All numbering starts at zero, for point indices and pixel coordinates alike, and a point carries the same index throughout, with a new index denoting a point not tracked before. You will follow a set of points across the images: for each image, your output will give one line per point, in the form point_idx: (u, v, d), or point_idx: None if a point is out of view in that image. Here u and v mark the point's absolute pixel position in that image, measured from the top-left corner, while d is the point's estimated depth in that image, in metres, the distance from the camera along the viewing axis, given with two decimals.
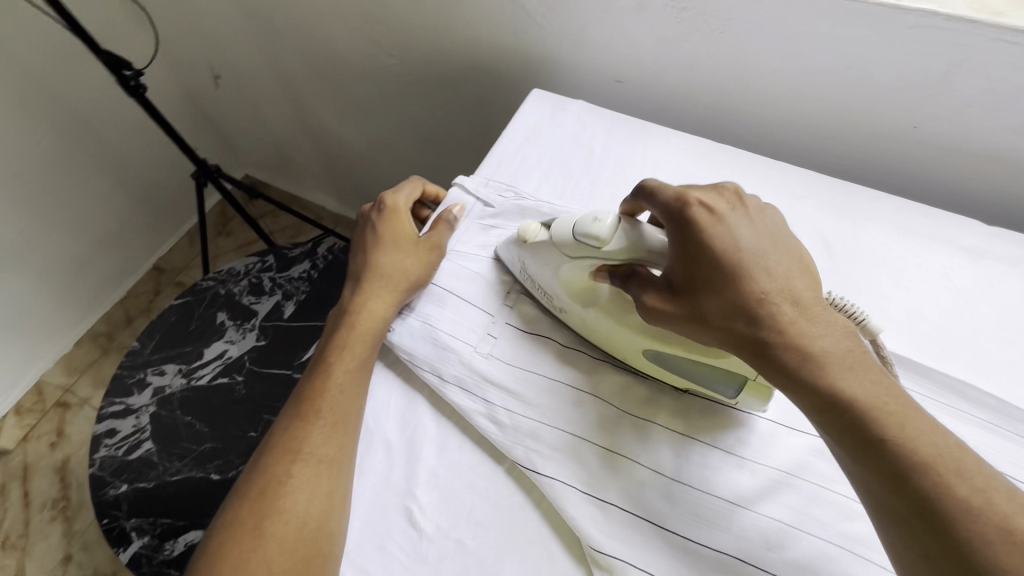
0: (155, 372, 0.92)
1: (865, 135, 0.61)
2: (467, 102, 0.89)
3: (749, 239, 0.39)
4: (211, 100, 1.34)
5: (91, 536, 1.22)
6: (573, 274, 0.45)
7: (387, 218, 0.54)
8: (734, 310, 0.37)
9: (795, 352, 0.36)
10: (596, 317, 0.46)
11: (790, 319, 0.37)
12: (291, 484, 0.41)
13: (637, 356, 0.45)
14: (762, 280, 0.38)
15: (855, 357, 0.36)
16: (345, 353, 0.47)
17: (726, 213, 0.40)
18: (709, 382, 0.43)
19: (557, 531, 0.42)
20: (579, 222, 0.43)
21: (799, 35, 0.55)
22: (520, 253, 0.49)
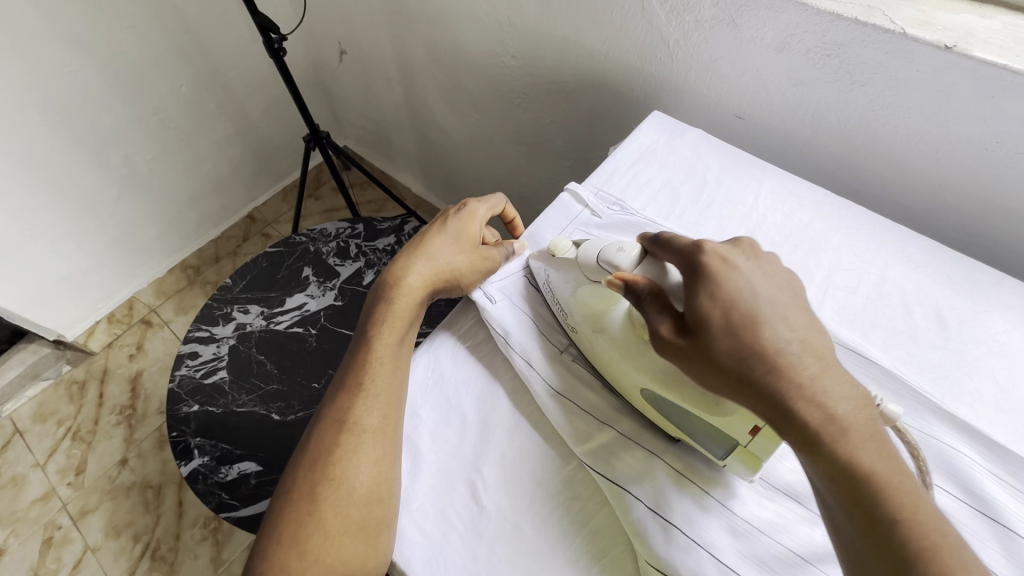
0: (240, 309, 0.99)
1: (999, 215, 0.57)
2: (578, 112, 0.91)
3: (763, 290, 0.38)
4: (332, 72, 1.43)
5: (147, 446, 1.32)
6: (590, 298, 0.47)
7: (460, 217, 0.56)
8: (748, 354, 0.36)
9: (819, 409, 0.35)
10: (603, 345, 0.46)
11: (811, 376, 0.35)
12: (342, 452, 0.44)
13: (634, 393, 0.45)
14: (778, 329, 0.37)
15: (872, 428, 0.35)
16: (386, 330, 0.49)
17: (740, 263, 0.39)
18: (703, 435, 0.43)
19: (614, 539, 0.42)
20: (605, 248, 0.45)
21: (948, 99, 0.53)
22: (546, 265, 0.51)
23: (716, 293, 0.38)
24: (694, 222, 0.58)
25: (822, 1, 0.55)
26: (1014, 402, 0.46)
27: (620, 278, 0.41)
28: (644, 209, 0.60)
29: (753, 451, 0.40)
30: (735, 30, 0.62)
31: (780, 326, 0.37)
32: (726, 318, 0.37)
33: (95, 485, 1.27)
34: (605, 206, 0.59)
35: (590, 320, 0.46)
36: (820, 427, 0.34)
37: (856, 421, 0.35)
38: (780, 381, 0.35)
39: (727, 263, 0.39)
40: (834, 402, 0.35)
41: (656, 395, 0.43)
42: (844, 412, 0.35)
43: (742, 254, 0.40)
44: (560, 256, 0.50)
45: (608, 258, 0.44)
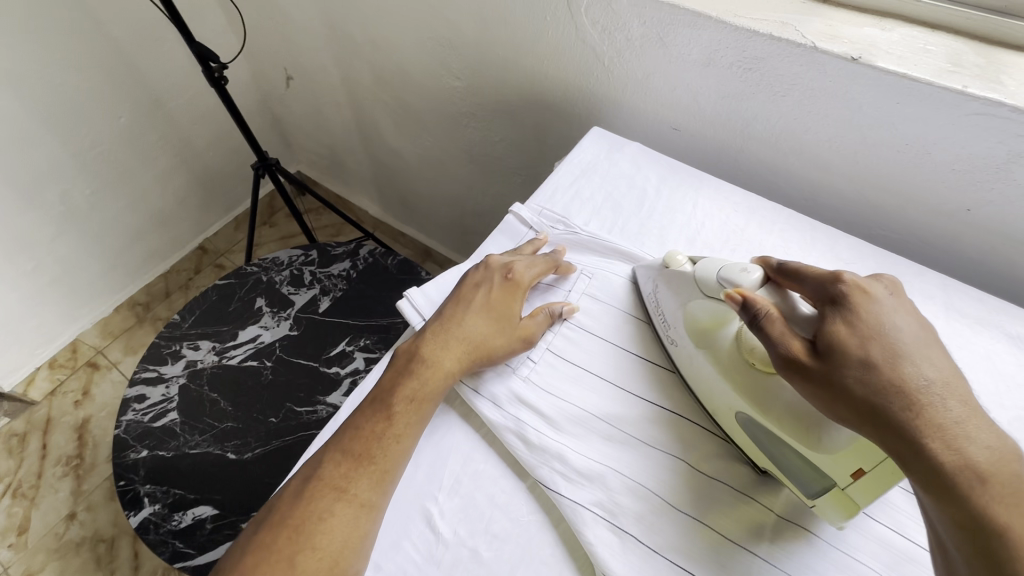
0: (190, 346, 0.95)
1: (915, 210, 0.61)
2: (524, 129, 0.92)
3: (906, 330, 0.37)
4: (279, 98, 1.41)
5: (97, 497, 1.24)
6: (705, 314, 0.46)
7: (505, 288, 0.52)
8: (879, 391, 0.34)
9: (949, 453, 0.32)
10: (707, 365, 0.45)
11: (950, 419, 0.33)
12: (332, 525, 0.40)
13: (730, 421, 0.44)
14: (917, 366, 0.35)
15: (1018, 486, 0.31)
16: (408, 402, 0.45)
17: (882, 296, 0.39)
18: (797, 473, 0.41)
19: (572, 556, 0.42)
20: (727, 267, 0.44)
21: (859, 106, 0.57)
22: (658, 279, 0.51)
23: (854, 322, 0.37)
24: (637, 233, 0.60)
25: (738, 19, 0.58)
26: None
27: (739, 295, 0.40)
28: (588, 224, 0.61)
29: (848, 495, 0.38)
30: (663, 48, 0.65)
31: (921, 362, 0.35)
32: (866, 351, 0.36)
33: (40, 545, 1.18)
34: (548, 225, 0.60)
35: (698, 339, 0.46)
36: (950, 471, 0.32)
37: (995, 466, 0.32)
38: (915, 417, 0.33)
39: (869, 295, 0.38)
40: (972, 447, 0.32)
41: (754, 421, 0.42)
42: (984, 457, 0.32)
43: (884, 288, 0.39)
44: (673, 270, 0.49)
45: (727, 277, 0.43)
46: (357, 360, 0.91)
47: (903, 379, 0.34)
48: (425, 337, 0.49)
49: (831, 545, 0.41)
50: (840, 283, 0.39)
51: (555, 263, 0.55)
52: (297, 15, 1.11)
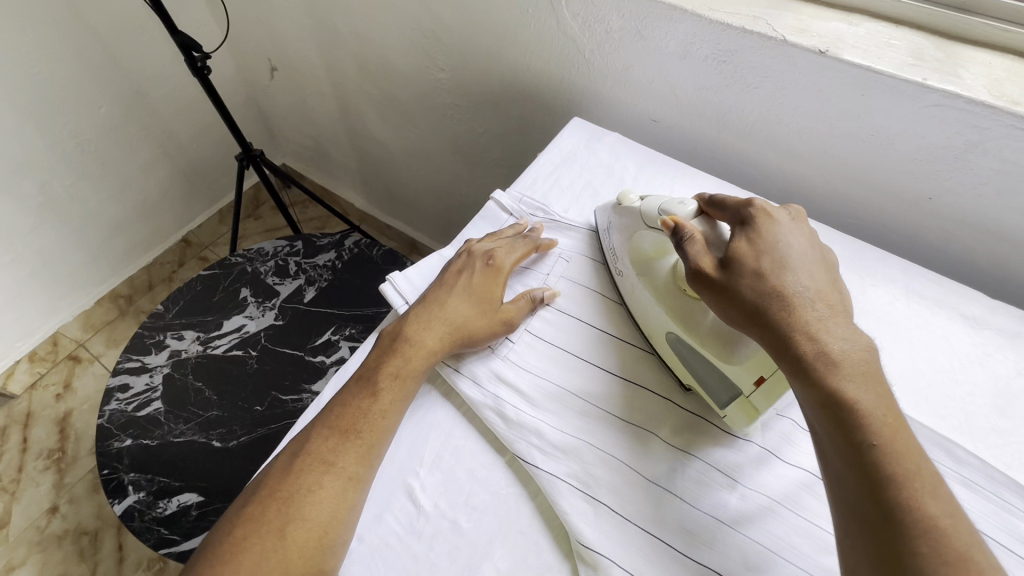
0: (174, 336, 0.95)
1: (880, 199, 0.64)
2: (508, 121, 0.94)
3: (797, 247, 0.43)
4: (264, 89, 1.41)
5: (80, 490, 1.23)
6: (649, 245, 0.51)
7: (486, 273, 0.53)
8: (766, 296, 0.40)
9: (814, 342, 0.38)
10: (643, 291, 0.50)
11: (818, 317, 0.39)
12: (319, 497, 0.41)
13: (662, 343, 0.49)
14: (800, 277, 0.41)
15: (869, 368, 0.37)
16: (393, 380, 0.47)
17: (782, 221, 0.44)
18: (712, 385, 0.46)
19: (549, 526, 0.44)
20: (666, 202, 0.49)
21: (827, 98, 0.59)
22: (611, 216, 0.56)
23: (754, 240, 0.43)
24: None
25: (713, 12, 0.60)
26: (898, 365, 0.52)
27: (672, 221, 0.46)
28: (567, 211, 0.62)
29: (754, 406, 0.43)
30: (642, 41, 0.67)
31: (803, 274, 0.41)
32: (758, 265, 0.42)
33: (21, 538, 1.18)
34: (528, 212, 0.61)
35: (640, 268, 0.51)
36: (815, 358, 0.37)
37: (852, 355, 0.38)
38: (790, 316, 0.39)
39: (770, 219, 0.44)
40: (836, 339, 0.38)
41: (681, 341, 0.47)
42: (844, 346, 0.38)
43: (786, 216, 0.45)
44: (625, 208, 0.54)
45: (667, 209, 0.49)
46: (342, 349, 0.92)
47: (786, 287, 0.40)
48: (409, 317, 0.51)
49: (793, 512, 0.43)
50: (751, 208, 0.45)
51: (535, 245, 0.57)
52: (280, 5, 1.11)
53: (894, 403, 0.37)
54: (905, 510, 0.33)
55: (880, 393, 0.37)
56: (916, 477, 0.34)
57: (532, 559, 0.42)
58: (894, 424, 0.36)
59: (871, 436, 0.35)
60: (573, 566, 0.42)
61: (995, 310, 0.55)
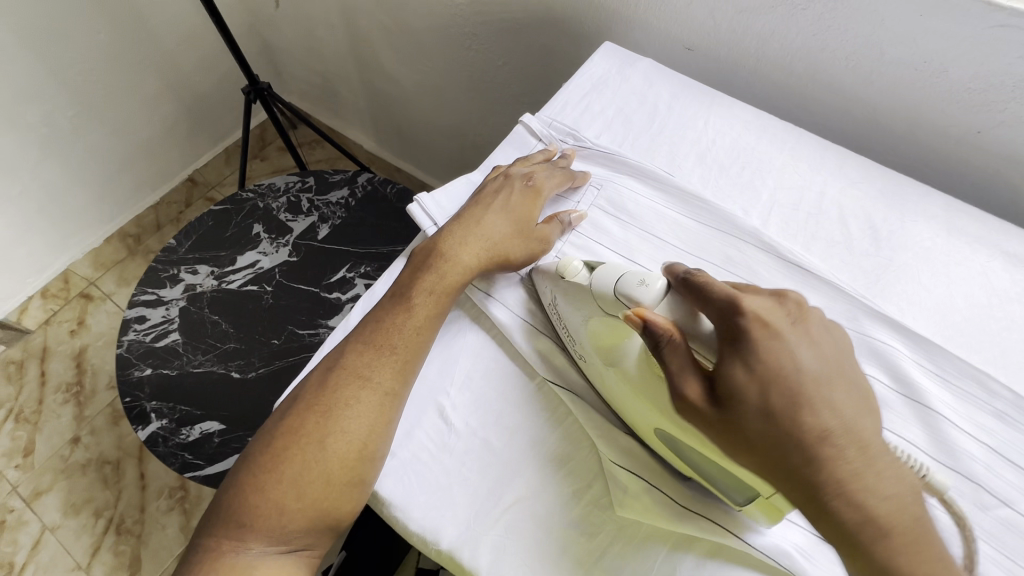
0: (188, 270, 0.95)
1: (923, 133, 0.61)
2: (531, 50, 0.89)
3: (812, 364, 0.34)
4: (269, 19, 1.34)
5: (100, 423, 1.26)
6: (607, 326, 0.42)
7: (523, 196, 0.52)
8: (785, 445, 0.32)
9: (858, 512, 0.31)
10: (614, 378, 0.42)
11: (856, 473, 0.31)
12: (357, 408, 0.41)
13: (652, 436, 0.41)
14: (825, 414, 0.32)
15: (904, 528, 0.31)
16: (427, 296, 0.46)
17: (783, 329, 0.34)
18: (723, 485, 0.38)
19: (578, 445, 0.44)
20: (625, 278, 0.41)
21: (882, 20, 0.55)
22: (553, 287, 0.47)
23: (753, 367, 0.33)
24: (647, 148, 0.59)
25: None
26: (935, 299, 0.51)
27: (639, 315, 0.37)
28: (598, 137, 0.60)
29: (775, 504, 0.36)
30: None
31: (828, 408, 0.32)
32: (761, 396, 0.33)
33: (47, 466, 1.21)
34: (558, 137, 0.59)
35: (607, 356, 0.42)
36: (860, 528, 0.31)
37: (898, 518, 0.31)
38: (820, 472, 0.31)
39: (769, 329, 0.34)
40: (876, 501, 0.31)
41: (672, 437, 0.39)
42: (887, 513, 0.31)
43: (784, 315, 0.35)
44: (570, 278, 0.45)
45: (624, 291, 0.40)
46: (357, 286, 0.92)
47: (807, 433, 0.32)
48: (443, 235, 0.50)
49: None
50: (741, 314, 0.34)
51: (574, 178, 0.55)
52: None
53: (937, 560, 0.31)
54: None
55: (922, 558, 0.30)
56: None
57: (563, 477, 0.43)
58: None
59: None
60: (603, 482, 0.43)
61: None
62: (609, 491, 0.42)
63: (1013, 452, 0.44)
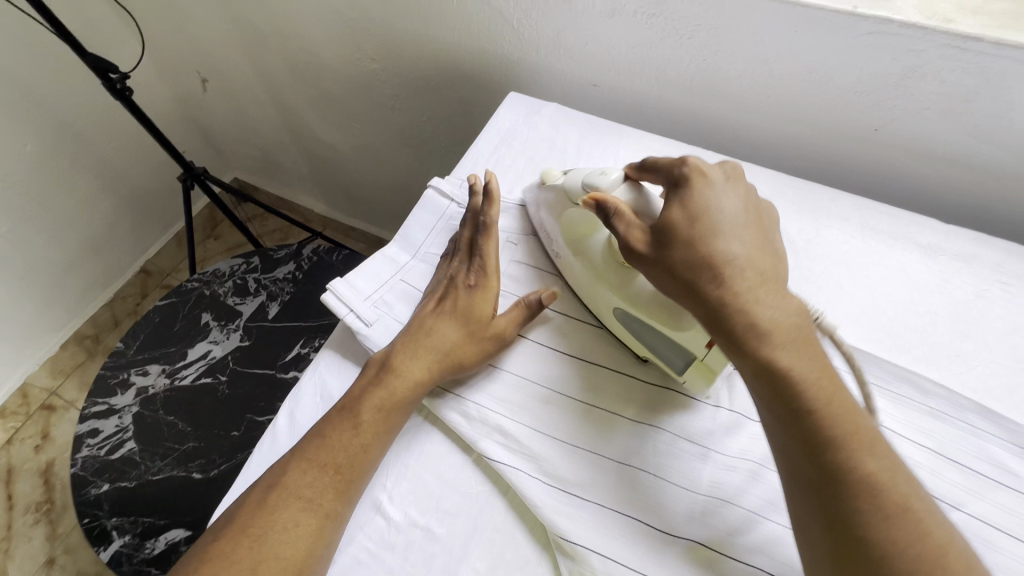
0: (138, 372, 0.92)
1: (826, 136, 0.62)
2: (450, 102, 0.91)
3: (729, 210, 0.42)
4: (199, 103, 1.34)
5: (74, 538, 1.21)
6: (574, 221, 0.51)
7: (473, 292, 0.51)
8: (699, 267, 0.40)
9: (746, 315, 0.38)
10: (580, 266, 0.50)
11: (747, 287, 0.39)
12: (295, 534, 0.40)
13: (607, 315, 0.49)
14: (730, 243, 0.40)
15: (799, 334, 0.38)
16: (376, 413, 0.45)
17: (715, 182, 0.43)
18: (663, 351, 0.46)
19: (522, 518, 0.43)
20: (589, 174, 0.50)
21: (762, 39, 0.57)
22: (540, 195, 0.56)
23: (686, 206, 0.42)
24: None
25: None
26: (858, 303, 0.51)
27: (593, 198, 0.46)
28: (511, 191, 0.60)
29: (708, 365, 0.44)
30: (568, 4, 0.64)
31: (733, 240, 0.41)
32: (686, 223, 0.41)
33: None
34: None
35: (573, 245, 0.51)
36: (747, 329, 0.38)
37: (784, 324, 0.38)
38: (721, 284, 0.39)
39: (706, 179, 0.43)
40: (762, 309, 0.38)
41: (629, 315, 0.47)
42: (773, 319, 0.38)
43: (722, 175, 0.44)
44: (550, 183, 0.55)
45: (591, 183, 0.49)
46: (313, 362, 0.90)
47: (714, 255, 0.40)
48: (394, 347, 0.48)
49: (756, 463, 0.43)
50: (685, 167, 0.44)
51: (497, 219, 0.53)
52: (200, 13, 1.06)
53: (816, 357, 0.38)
54: (851, 473, 0.34)
55: (814, 360, 0.37)
56: (855, 437, 0.35)
57: (508, 554, 0.41)
58: (829, 388, 0.37)
59: (810, 403, 0.36)
60: (553, 557, 0.41)
61: (951, 235, 0.54)
62: (559, 564, 0.41)
63: (954, 450, 0.43)
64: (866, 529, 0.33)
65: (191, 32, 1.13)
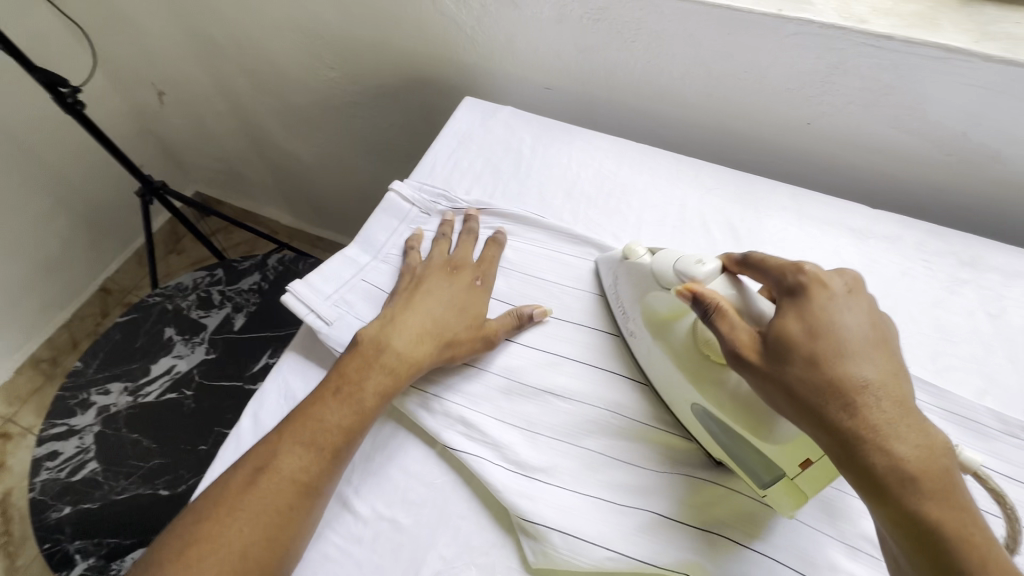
0: (99, 391, 0.90)
1: (764, 132, 0.66)
2: (411, 108, 0.92)
3: (857, 328, 0.37)
4: (157, 117, 1.32)
5: (36, 569, 1.17)
6: (660, 305, 0.45)
7: (467, 291, 0.53)
8: (826, 393, 0.35)
9: (884, 455, 0.33)
10: (660, 355, 0.45)
11: (884, 419, 0.34)
12: (287, 516, 0.41)
13: (685, 412, 0.45)
14: (861, 367, 0.35)
15: (938, 474, 0.33)
16: (373, 398, 0.46)
17: (839, 294, 0.38)
18: (749, 463, 0.41)
19: (486, 504, 0.44)
20: (682, 258, 0.44)
21: (698, 41, 0.60)
22: (617, 270, 0.50)
23: (806, 319, 0.37)
24: (518, 193, 0.62)
25: None
26: None
27: (689, 290, 0.40)
28: (469, 192, 0.62)
29: (797, 484, 0.39)
30: (517, 10, 0.66)
31: (864, 363, 0.36)
32: (807, 338, 0.36)
33: None
34: (430, 200, 0.61)
35: (655, 331, 0.46)
36: (886, 472, 0.33)
37: (929, 465, 0.33)
38: (853, 416, 0.34)
39: (827, 290, 0.38)
40: (901, 446, 0.33)
41: (710, 416, 0.42)
42: (915, 456, 0.33)
43: (843, 285, 0.39)
44: (633, 262, 0.49)
45: (683, 270, 0.43)
46: None
47: (845, 380, 0.35)
48: (388, 329, 0.49)
49: None
50: (801, 274, 0.39)
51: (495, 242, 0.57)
52: (154, 25, 1.05)
53: (957, 500, 0.33)
54: None
55: (957, 510, 0.32)
56: None
57: (473, 540, 0.43)
58: (976, 540, 0.32)
59: (956, 557, 0.31)
60: (517, 539, 0.43)
61: (877, 219, 0.58)
62: (522, 545, 0.43)
63: None
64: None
65: (145, 45, 1.12)
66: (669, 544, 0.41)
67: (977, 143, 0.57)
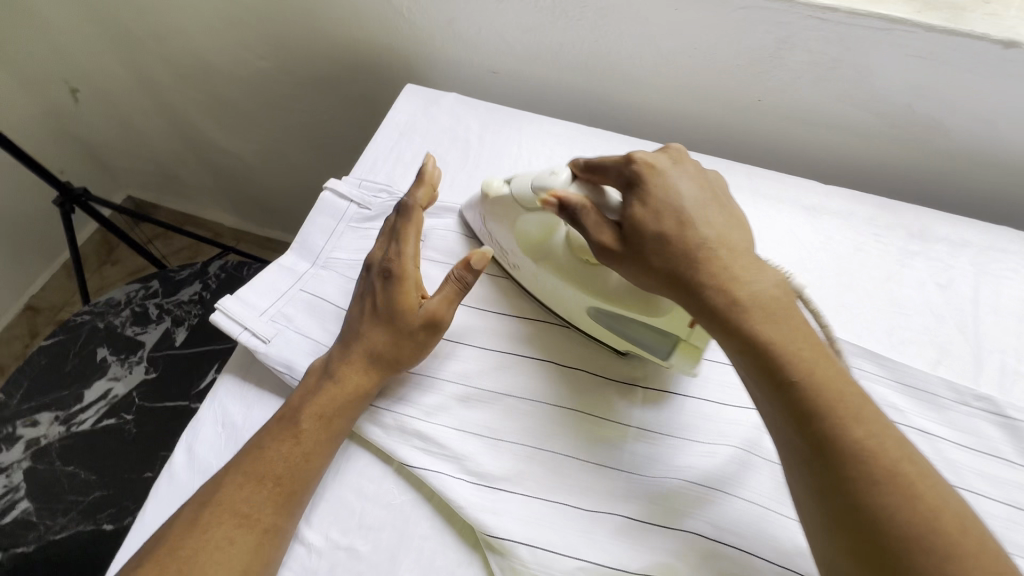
0: (26, 423, 0.82)
1: (716, 110, 0.65)
2: (352, 98, 0.87)
3: (689, 194, 0.41)
4: (72, 117, 1.21)
5: None
6: (533, 227, 0.48)
7: (394, 286, 0.47)
8: (671, 255, 0.39)
9: (722, 296, 0.37)
10: (546, 271, 0.47)
11: (719, 266, 0.38)
12: (228, 554, 0.38)
13: (584, 318, 0.48)
14: (696, 226, 0.40)
15: (776, 307, 0.37)
16: (313, 419, 0.43)
17: (668, 169, 0.42)
18: (644, 341, 0.45)
19: (449, 522, 0.42)
20: (537, 176, 0.46)
21: (646, 18, 0.58)
22: (481, 209, 0.51)
23: (645, 199, 0.41)
24: (466, 185, 0.59)
25: None
26: None
27: (553, 197, 0.43)
28: None
29: (691, 347, 0.43)
30: None
31: (701, 222, 0.40)
32: (649, 212, 0.41)
33: None
34: (371, 196, 0.57)
35: (534, 253, 0.48)
36: (727, 314, 0.37)
37: (760, 300, 0.37)
38: (694, 269, 0.38)
39: (658, 170, 0.42)
40: (737, 288, 0.37)
41: (608, 312, 0.45)
42: (748, 295, 0.37)
43: (671, 161, 0.43)
44: (495, 196, 0.49)
45: (540, 186, 0.45)
46: None
47: (686, 240, 0.39)
48: (332, 352, 0.46)
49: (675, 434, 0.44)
50: (632, 163, 0.43)
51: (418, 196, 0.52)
52: (56, 15, 0.95)
53: (809, 337, 0.37)
54: (848, 447, 0.33)
55: (794, 334, 0.36)
56: (843, 407, 0.34)
57: (438, 560, 0.40)
58: (813, 359, 0.35)
59: (794, 378, 0.35)
60: (484, 556, 0.41)
61: (831, 195, 0.58)
62: (489, 562, 0.40)
63: None
64: (883, 516, 0.32)
65: (49, 37, 1.01)
66: (641, 547, 0.40)
67: (921, 115, 0.57)
